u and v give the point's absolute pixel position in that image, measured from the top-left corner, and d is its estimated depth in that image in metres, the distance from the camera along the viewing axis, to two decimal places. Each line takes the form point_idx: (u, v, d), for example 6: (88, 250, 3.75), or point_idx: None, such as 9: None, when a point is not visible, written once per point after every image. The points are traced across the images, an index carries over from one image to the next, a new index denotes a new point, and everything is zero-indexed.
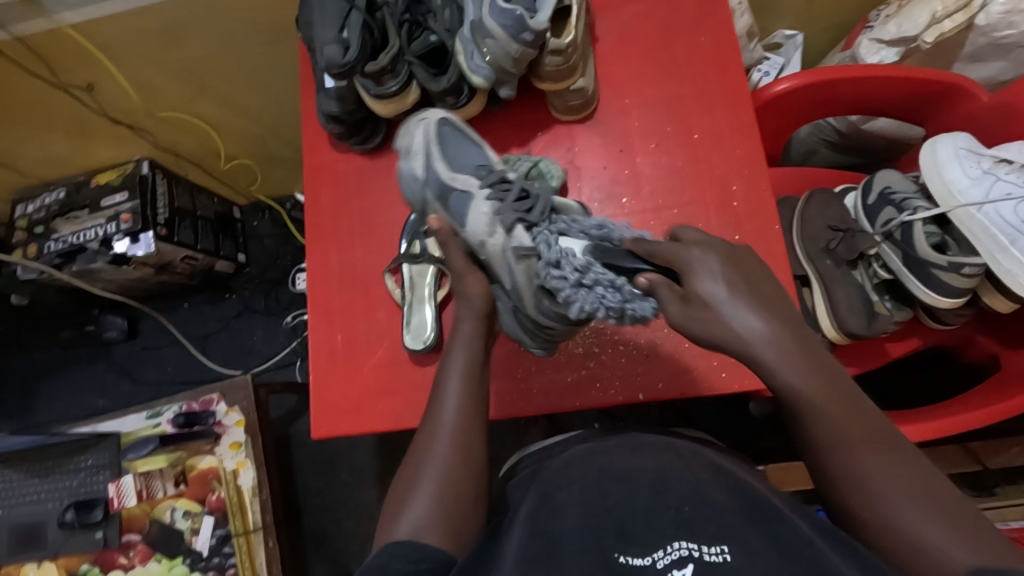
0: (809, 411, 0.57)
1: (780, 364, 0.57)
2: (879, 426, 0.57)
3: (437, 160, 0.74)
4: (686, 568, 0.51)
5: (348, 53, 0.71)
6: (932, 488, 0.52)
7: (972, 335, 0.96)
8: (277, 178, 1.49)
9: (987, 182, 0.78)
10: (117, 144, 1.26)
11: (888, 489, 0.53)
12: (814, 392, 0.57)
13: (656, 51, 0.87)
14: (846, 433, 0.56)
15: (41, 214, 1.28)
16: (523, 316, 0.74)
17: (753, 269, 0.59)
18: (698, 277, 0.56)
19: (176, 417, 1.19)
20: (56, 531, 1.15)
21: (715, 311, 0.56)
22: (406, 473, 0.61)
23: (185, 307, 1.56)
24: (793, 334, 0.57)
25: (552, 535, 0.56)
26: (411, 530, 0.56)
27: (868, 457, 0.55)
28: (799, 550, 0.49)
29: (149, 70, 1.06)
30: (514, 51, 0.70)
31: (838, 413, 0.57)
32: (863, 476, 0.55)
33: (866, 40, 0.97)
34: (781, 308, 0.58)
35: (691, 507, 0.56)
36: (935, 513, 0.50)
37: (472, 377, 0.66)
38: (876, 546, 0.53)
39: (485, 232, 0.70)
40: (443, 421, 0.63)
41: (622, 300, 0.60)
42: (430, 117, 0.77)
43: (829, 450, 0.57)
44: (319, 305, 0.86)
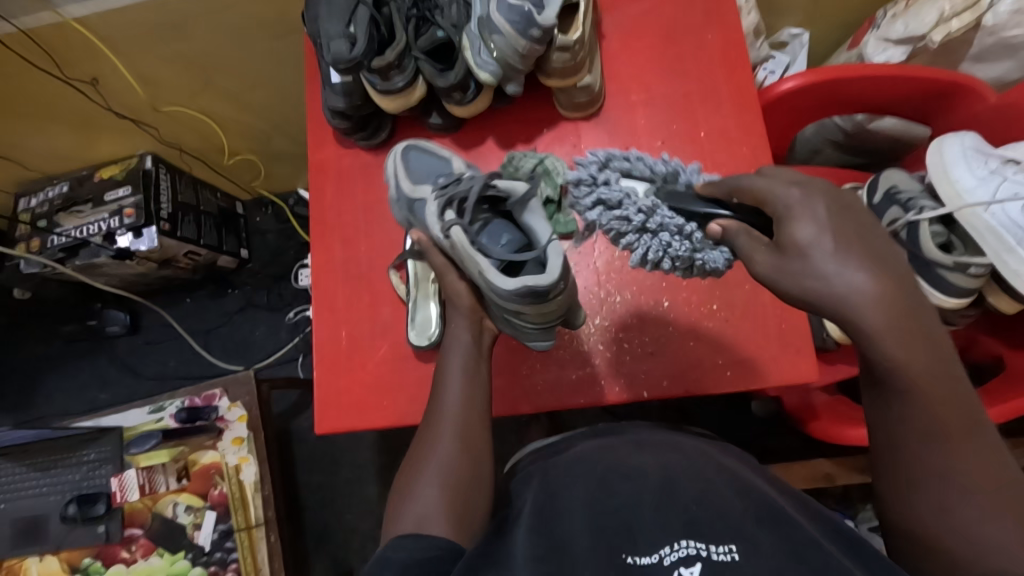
0: (906, 385, 0.51)
1: (886, 331, 0.49)
2: (968, 409, 0.52)
3: (403, 178, 0.76)
4: (694, 566, 0.51)
5: (355, 49, 0.71)
6: (995, 458, 0.52)
7: (976, 336, 0.95)
8: (280, 174, 1.49)
9: (994, 182, 0.79)
10: (121, 138, 1.26)
11: (968, 490, 0.51)
12: (917, 368, 0.50)
13: (663, 49, 0.87)
14: (930, 422, 0.52)
15: (45, 208, 1.29)
16: (500, 311, 0.68)
17: (863, 217, 0.51)
18: (789, 221, 0.50)
19: (179, 412, 1.20)
20: (58, 525, 1.15)
21: (810, 264, 0.49)
22: (409, 467, 0.62)
23: (187, 302, 1.56)
24: (901, 291, 0.49)
25: (561, 535, 0.56)
26: (415, 523, 0.57)
27: (949, 447, 0.52)
28: (806, 555, 0.50)
29: (154, 64, 1.05)
30: (522, 47, 0.70)
31: (927, 388, 0.51)
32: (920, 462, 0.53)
33: (873, 39, 0.97)
34: (889, 260, 0.49)
35: (699, 506, 0.56)
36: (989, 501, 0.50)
37: (472, 374, 0.66)
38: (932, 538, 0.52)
39: (439, 232, 0.66)
40: (446, 415, 0.63)
41: (691, 249, 0.63)
42: (397, 148, 0.80)
43: (909, 443, 0.53)
44: (322, 301, 0.86)
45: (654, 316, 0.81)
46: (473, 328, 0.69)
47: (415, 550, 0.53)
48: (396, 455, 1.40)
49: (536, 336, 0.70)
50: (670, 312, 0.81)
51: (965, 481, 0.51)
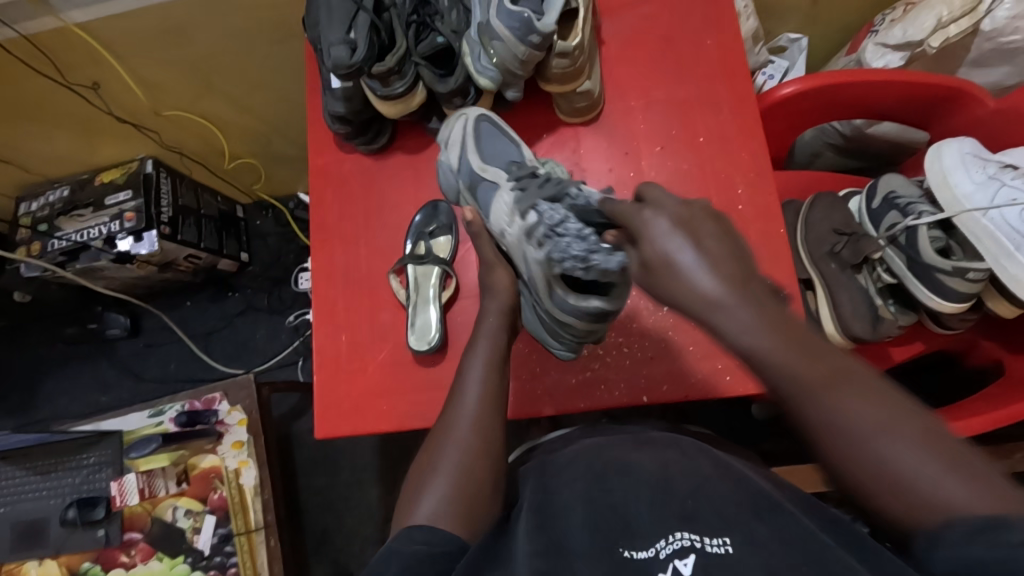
0: (774, 370, 0.46)
1: (750, 325, 0.45)
2: (838, 362, 0.47)
3: (471, 152, 0.75)
4: (687, 558, 0.49)
5: (356, 54, 0.71)
6: (914, 415, 0.46)
7: (976, 340, 0.95)
8: (281, 177, 1.49)
9: (993, 187, 0.79)
10: (122, 142, 1.26)
11: (886, 439, 0.45)
12: (779, 347, 0.45)
13: (663, 54, 0.87)
14: (810, 383, 0.46)
15: (46, 212, 1.29)
16: (543, 312, 0.69)
17: (709, 226, 0.47)
18: (644, 235, 0.48)
19: (179, 416, 1.20)
20: (58, 528, 1.15)
21: (674, 273, 0.46)
22: (424, 461, 0.61)
23: (187, 305, 1.56)
24: (760, 292, 0.46)
25: (559, 531, 0.55)
26: (428, 515, 0.56)
27: (834, 400, 0.46)
28: (809, 546, 0.49)
29: (155, 69, 1.06)
30: (521, 52, 0.70)
31: (800, 361, 0.46)
32: (835, 425, 0.46)
33: (873, 44, 0.97)
34: (737, 257, 0.46)
35: (694, 502, 0.56)
36: (912, 445, 0.44)
37: (494, 372, 0.65)
38: (866, 493, 0.46)
39: (506, 222, 0.68)
40: (465, 410, 0.62)
41: (587, 250, 0.55)
42: (469, 112, 0.78)
43: (803, 404, 0.46)
44: (323, 305, 0.87)
45: (654, 321, 0.81)
46: (506, 328, 0.69)
47: (428, 543, 0.53)
48: (396, 458, 1.40)
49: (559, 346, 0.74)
50: (669, 316, 0.81)
51: (883, 430, 0.45)
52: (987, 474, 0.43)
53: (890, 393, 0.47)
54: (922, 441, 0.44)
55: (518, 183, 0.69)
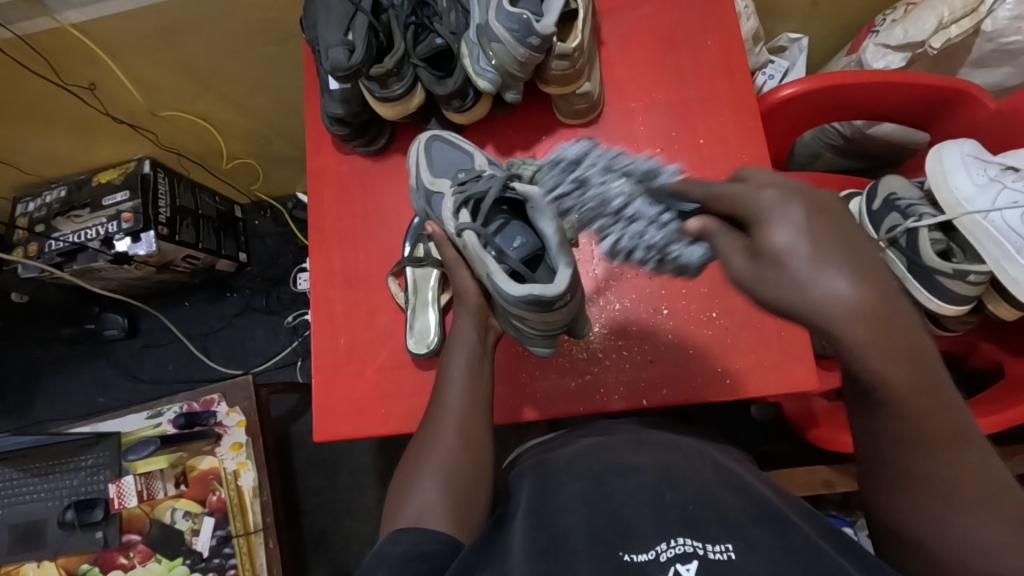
0: (870, 378, 0.46)
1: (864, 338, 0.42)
2: (933, 374, 0.46)
3: (424, 169, 0.76)
4: (691, 563, 0.49)
5: (353, 56, 0.71)
6: (989, 474, 0.49)
7: (976, 342, 0.95)
8: (279, 177, 1.49)
9: (994, 190, 0.78)
10: (119, 143, 1.26)
11: (936, 470, 0.49)
12: (888, 362, 0.44)
13: (662, 56, 0.87)
14: (899, 395, 0.46)
15: (42, 212, 1.28)
16: (509, 317, 0.68)
17: (841, 222, 0.43)
18: (767, 225, 0.43)
19: (177, 418, 1.19)
20: (56, 530, 1.15)
21: (789, 270, 0.42)
22: (408, 463, 0.61)
23: (185, 305, 1.56)
24: (887, 305, 0.42)
25: (556, 532, 0.55)
26: (415, 517, 0.56)
27: (919, 409, 0.47)
28: (806, 552, 0.49)
29: (152, 70, 1.05)
30: (520, 55, 0.70)
31: (902, 373, 0.45)
32: (913, 468, 0.50)
33: (872, 45, 0.97)
34: (863, 251, 0.43)
35: (695, 506, 0.55)
36: (986, 509, 0.47)
37: (474, 369, 0.66)
38: (921, 533, 0.51)
39: (450, 228, 0.67)
40: (448, 408, 0.63)
41: (665, 238, 0.58)
42: (420, 137, 0.80)
43: (882, 409, 0.48)
44: (321, 307, 0.86)
45: (654, 324, 0.81)
46: (479, 327, 0.69)
47: (419, 543, 0.53)
48: (395, 459, 1.40)
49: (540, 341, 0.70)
50: (669, 319, 0.81)
51: (938, 461, 0.49)
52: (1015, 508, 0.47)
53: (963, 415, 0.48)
54: (985, 500, 0.48)
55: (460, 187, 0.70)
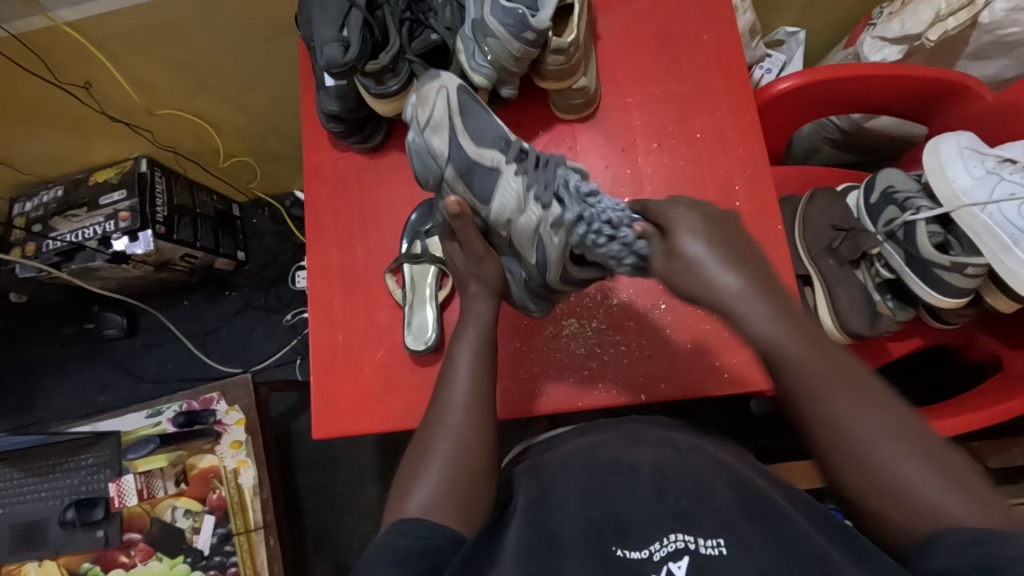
0: (775, 359, 0.53)
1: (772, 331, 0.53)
2: (841, 361, 0.53)
3: (461, 134, 0.69)
4: (682, 560, 0.50)
5: (349, 52, 0.70)
6: (941, 456, 0.49)
7: (974, 335, 0.96)
8: (277, 175, 1.48)
9: (991, 181, 0.78)
10: (116, 141, 1.25)
11: (886, 448, 0.49)
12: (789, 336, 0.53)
13: (658, 50, 0.87)
14: (823, 380, 0.52)
15: (39, 212, 1.28)
16: (535, 285, 0.73)
17: (727, 224, 0.56)
18: (675, 232, 0.54)
19: (176, 417, 1.19)
20: (57, 529, 1.15)
21: (696, 266, 0.53)
22: (414, 452, 0.60)
23: (184, 304, 1.56)
24: (767, 286, 0.53)
25: (553, 526, 0.55)
26: (421, 509, 0.55)
27: (837, 398, 0.52)
28: (800, 545, 0.50)
29: (146, 67, 1.05)
30: (516, 50, 0.69)
31: (806, 350, 0.53)
32: (837, 424, 0.51)
33: (870, 37, 0.97)
34: (752, 260, 0.54)
35: (691, 499, 0.56)
36: (908, 454, 0.49)
37: (484, 357, 0.65)
38: (862, 491, 0.50)
39: (514, 209, 0.66)
40: (453, 397, 0.62)
41: (625, 245, 0.57)
42: (444, 81, 0.71)
43: (808, 402, 0.53)
44: (319, 304, 0.86)
45: (651, 318, 0.81)
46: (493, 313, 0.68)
47: (422, 537, 0.52)
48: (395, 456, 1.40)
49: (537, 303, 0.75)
50: (667, 314, 0.81)
51: (884, 440, 0.50)
52: (977, 487, 0.47)
53: (895, 405, 0.51)
54: (912, 453, 0.49)
55: (519, 165, 0.68)
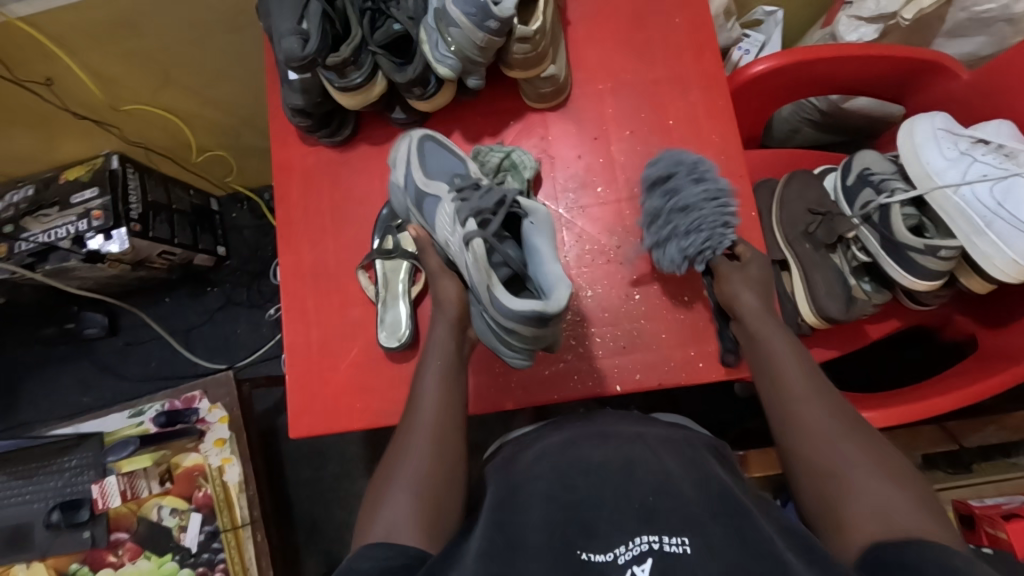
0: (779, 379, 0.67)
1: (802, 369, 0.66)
2: (832, 393, 0.65)
3: (416, 168, 0.74)
4: (645, 564, 0.50)
5: (307, 46, 0.68)
6: (910, 485, 0.56)
7: (952, 315, 0.95)
8: (253, 169, 1.46)
9: (964, 163, 0.77)
10: (84, 138, 1.22)
11: (849, 461, 0.58)
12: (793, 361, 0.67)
13: (631, 34, 0.85)
14: (801, 398, 0.64)
15: (9, 212, 1.25)
16: (488, 318, 0.66)
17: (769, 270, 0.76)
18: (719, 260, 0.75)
19: (159, 416, 1.19)
20: (43, 532, 1.14)
21: (731, 286, 0.74)
22: (380, 474, 0.61)
23: (165, 301, 1.54)
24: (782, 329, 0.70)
25: (515, 529, 0.54)
26: (384, 531, 0.55)
27: (818, 419, 0.62)
28: (760, 545, 0.49)
29: (107, 62, 1.02)
30: (479, 39, 0.67)
31: (799, 374, 0.66)
32: (811, 435, 0.61)
33: (845, 17, 0.94)
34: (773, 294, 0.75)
35: (655, 497, 0.55)
36: (876, 472, 0.57)
37: (450, 378, 0.66)
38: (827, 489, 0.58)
39: (448, 234, 0.67)
40: (421, 419, 0.63)
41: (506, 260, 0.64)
42: (413, 133, 0.78)
43: (786, 414, 0.64)
44: (292, 303, 0.85)
45: (626, 309, 0.80)
46: (456, 335, 0.70)
47: (384, 558, 0.52)
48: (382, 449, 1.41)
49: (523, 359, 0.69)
50: (641, 304, 0.80)
51: (852, 454, 0.59)
52: (934, 512, 0.54)
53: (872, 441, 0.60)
54: (883, 478, 0.57)
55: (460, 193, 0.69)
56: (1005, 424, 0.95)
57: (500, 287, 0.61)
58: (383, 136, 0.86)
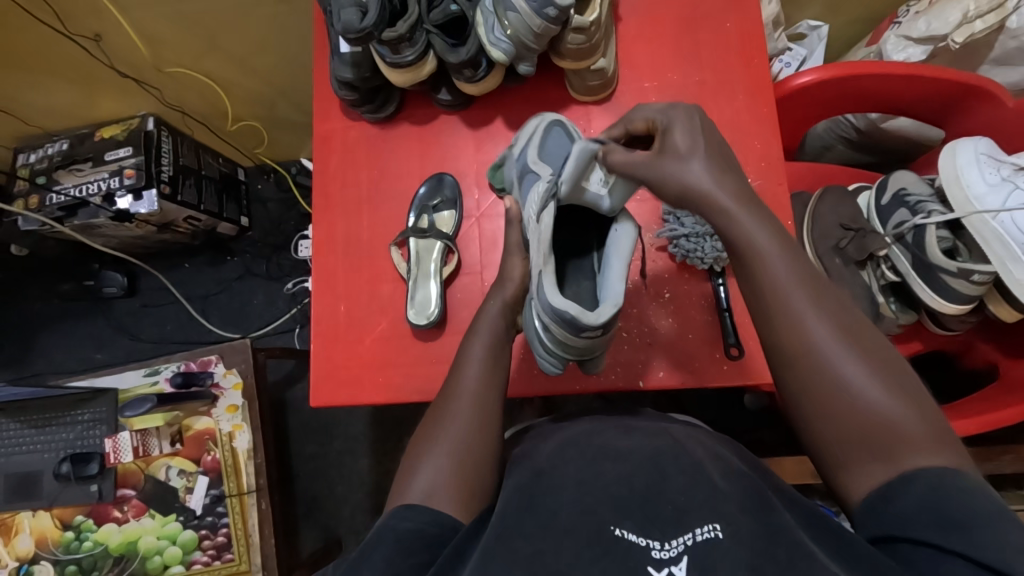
0: (753, 273, 0.53)
1: (761, 248, 0.52)
2: (815, 272, 0.52)
3: (533, 147, 0.74)
4: (681, 562, 0.49)
5: (366, 18, 0.67)
6: (908, 383, 0.50)
7: (974, 342, 0.95)
8: (284, 142, 1.47)
9: (1005, 190, 0.78)
10: (124, 97, 1.24)
11: (845, 362, 0.50)
12: (768, 263, 0.52)
13: (680, 36, 0.85)
14: (787, 282, 0.51)
15: (43, 164, 1.26)
16: (534, 308, 0.67)
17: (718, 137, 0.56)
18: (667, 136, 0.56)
19: (175, 377, 1.19)
20: (51, 482, 1.16)
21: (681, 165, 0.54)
22: (420, 438, 0.61)
23: (185, 267, 1.56)
24: (744, 205, 0.52)
25: (546, 510, 0.54)
26: (423, 494, 0.56)
27: (804, 304, 0.51)
28: (786, 540, 0.49)
29: (157, 23, 1.03)
30: (537, 25, 0.68)
31: (780, 261, 0.52)
32: (801, 324, 0.51)
33: (895, 36, 0.95)
34: (731, 175, 0.53)
35: (688, 494, 0.54)
36: (874, 368, 0.50)
37: (494, 352, 0.66)
38: (822, 395, 0.50)
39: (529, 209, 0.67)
40: (465, 385, 0.63)
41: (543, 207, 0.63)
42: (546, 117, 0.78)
43: (770, 303, 0.52)
44: (323, 274, 0.86)
45: (654, 307, 0.81)
46: (507, 315, 0.70)
47: (422, 521, 0.54)
48: (387, 429, 1.42)
49: (550, 358, 0.69)
50: (670, 303, 0.81)
51: (851, 350, 0.50)
52: (931, 411, 0.49)
53: (867, 332, 0.51)
54: (883, 378, 0.49)
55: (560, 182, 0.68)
56: (1020, 455, 0.95)
57: (551, 275, 0.60)
58: (426, 116, 0.87)
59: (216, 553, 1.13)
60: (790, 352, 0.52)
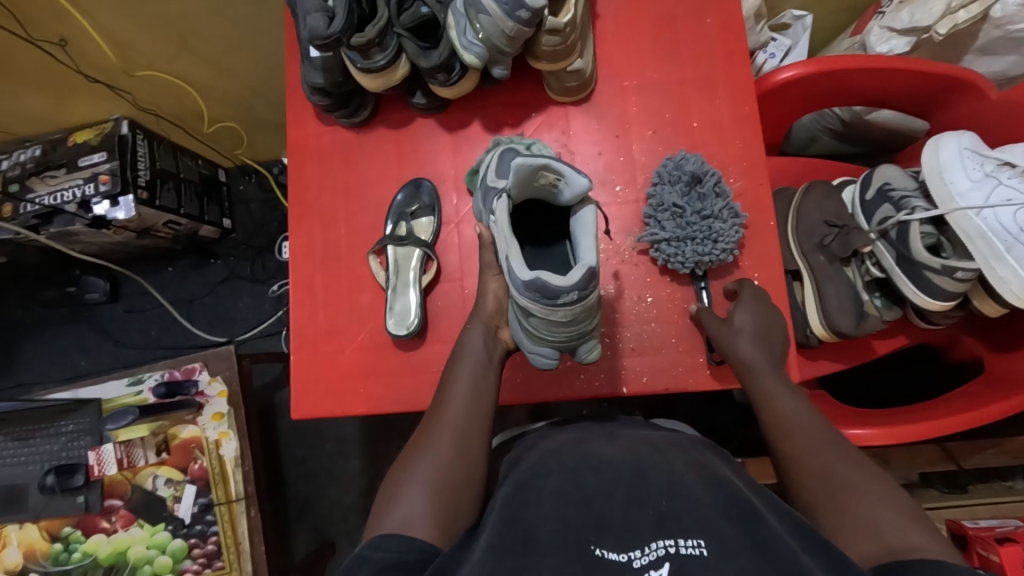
0: (774, 418, 0.63)
1: (782, 397, 0.64)
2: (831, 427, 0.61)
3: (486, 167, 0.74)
4: (663, 568, 0.47)
5: (333, 24, 0.65)
6: (915, 510, 0.51)
7: (958, 335, 0.96)
8: (264, 143, 1.44)
9: (988, 185, 0.77)
10: (96, 102, 1.21)
11: (846, 475, 0.55)
12: (784, 410, 0.63)
13: (659, 33, 0.84)
14: (802, 423, 0.61)
15: (16, 171, 1.23)
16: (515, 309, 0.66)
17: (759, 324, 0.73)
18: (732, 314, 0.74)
19: (158, 387, 1.16)
20: (37, 494, 1.14)
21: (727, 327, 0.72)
22: (399, 466, 0.61)
23: (168, 271, 1.53)
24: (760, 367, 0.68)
25: (527, 524, 0.53)
26: (398, 524, 0.55)
27: (816, 440, 0.59)
28: (772, 548, 0.47)
29: (125, 26, 1.00)
30: (509, 28, 0.66)
31: (797, 409, 0.63)
32: (810, 451, 0.58)
33: (878, 27, 0.93)
34: (757, 347, 0.70)
35: (669, 502, 0.54)
36: (875, 486, 0.53)
37: (479, 382, 0.67)
38: (823, 500, 0.55)
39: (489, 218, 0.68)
40: (448, 413, 0.64)
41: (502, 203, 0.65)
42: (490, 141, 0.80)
43: (784, 436, 0.61)
44: (301, 283, 0.84)
45: (636, 311, 0.81)
46: (487, 337, 0.71)
47: (399, 551, 0.51)
48: (378, 430, 1.41)
49: (543, 350, 0.67)
50: (653, 307, 0.81)
51: (854, 470, 0.55)
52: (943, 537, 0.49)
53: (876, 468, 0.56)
54: (883, 496, 0.52)
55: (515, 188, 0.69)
56: (1005, 448, 0.96)
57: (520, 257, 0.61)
58: (403, 120, 0.85)
59: (207, 561, 1.12)
60: (796, 473, 0.58)
